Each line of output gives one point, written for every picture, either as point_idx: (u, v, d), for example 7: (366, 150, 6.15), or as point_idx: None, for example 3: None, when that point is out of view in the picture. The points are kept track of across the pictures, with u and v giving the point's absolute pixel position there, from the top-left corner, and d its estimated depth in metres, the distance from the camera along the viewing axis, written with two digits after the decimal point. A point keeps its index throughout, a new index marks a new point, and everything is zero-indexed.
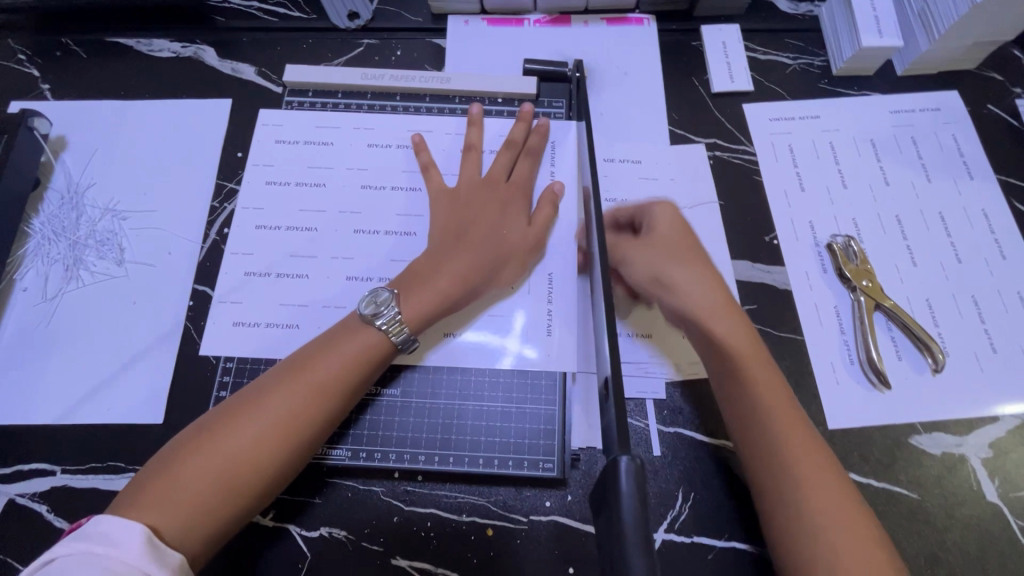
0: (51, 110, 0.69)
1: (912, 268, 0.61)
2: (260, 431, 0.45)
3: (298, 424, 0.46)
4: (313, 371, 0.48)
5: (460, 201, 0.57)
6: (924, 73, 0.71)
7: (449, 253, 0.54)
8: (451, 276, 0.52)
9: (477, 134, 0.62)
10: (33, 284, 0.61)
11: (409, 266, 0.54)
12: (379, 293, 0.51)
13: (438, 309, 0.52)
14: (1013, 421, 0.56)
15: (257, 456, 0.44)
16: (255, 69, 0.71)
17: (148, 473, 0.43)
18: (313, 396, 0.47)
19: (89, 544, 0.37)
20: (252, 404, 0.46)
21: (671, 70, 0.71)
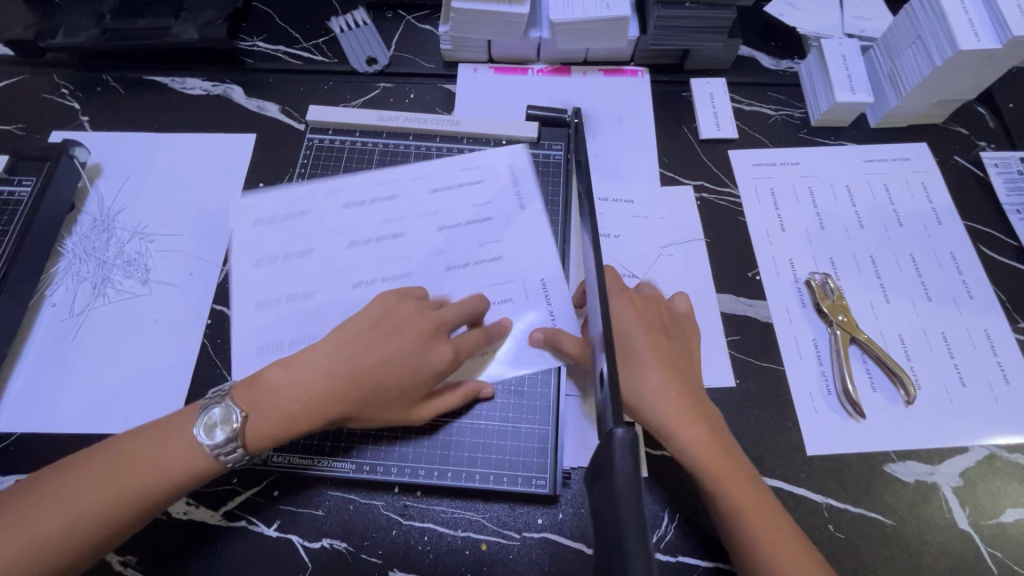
0: (89, 140, 0.74)
1: (885, 305, 0.66)
2: (72, 519, 0.45)
3: (109, 521, 0.46)
4: (136, 467, 0.47)
5: (374, 318, 0.53)
6: (895, 126, 0.77)
7: (320, 369, 0.50)
8: (303, 404, 0.49)
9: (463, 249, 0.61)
10: (62, 301, 0.65)
11: (258, 379, 0.51)
12: (230, 409, 0.49)
13: (280, 434, 0.49)
14: (983, 451, 0.59)
15: (45, 542, 0.44)
16: (279, 108, 0.77)
17: None
18: (121, 493, 0.46)
19: None
20: (81, 490, 0.46)
21: (662, 117, 0.77)
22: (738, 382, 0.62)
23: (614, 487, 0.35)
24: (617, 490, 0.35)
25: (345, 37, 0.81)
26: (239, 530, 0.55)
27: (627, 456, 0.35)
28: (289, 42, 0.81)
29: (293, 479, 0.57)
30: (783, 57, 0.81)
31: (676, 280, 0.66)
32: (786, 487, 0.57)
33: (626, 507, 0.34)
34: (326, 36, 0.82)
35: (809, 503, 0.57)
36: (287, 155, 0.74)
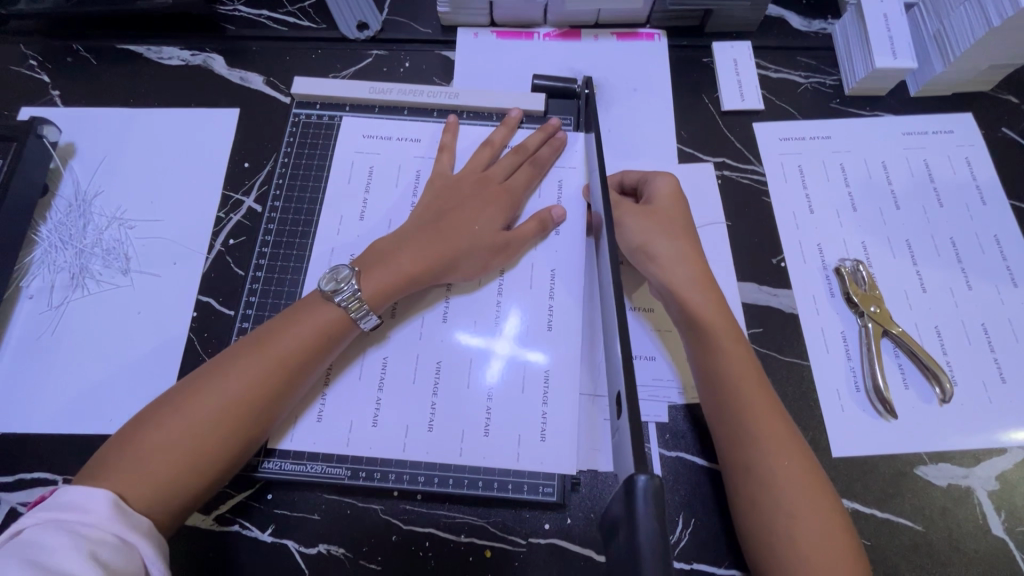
0: (61, 116, 0.69)
1: (921, 294, 0.60)
2: (224, 399, 0.46)
3: (261, 395, 0.47)
4: (282, 339, 0.49)
5: (451, 189, 0.59)
6: (938, 95, 0.70)
7: (412, 236, 0.55)
8: (412, 257, 0.54)
9: (504, 134, 0.62)
10: (40, 292, 0.61)
11: (372, 247, 0.55)
12: (340, 271, 0.52)
13: (398, 286, 0.53)
14: (1022, 453, 0.55)
15: (215, 424, 0.45)
16: (264, 79, 0.71)
17: (111, 445, 0.44)
18: (274, 368, 0.48)
19: (54, 513, 0.38)
20: (220, 375, 0.47)
21: (681, 87, 0.71)
22: None
23: (638, 549, 0.31)
24: (641, 557, 0.30)
25: None
26: (232, 535, 0.53)
27: (651, 512, 0.31)
28: (272, 5, 0.75)
29: (286, 483, 0.54)
30: (815, 17, 0.74)
31: None
32: None
33: (651, 575, 0.30)
34: None
35: None
36: (273, 131, 0.68)
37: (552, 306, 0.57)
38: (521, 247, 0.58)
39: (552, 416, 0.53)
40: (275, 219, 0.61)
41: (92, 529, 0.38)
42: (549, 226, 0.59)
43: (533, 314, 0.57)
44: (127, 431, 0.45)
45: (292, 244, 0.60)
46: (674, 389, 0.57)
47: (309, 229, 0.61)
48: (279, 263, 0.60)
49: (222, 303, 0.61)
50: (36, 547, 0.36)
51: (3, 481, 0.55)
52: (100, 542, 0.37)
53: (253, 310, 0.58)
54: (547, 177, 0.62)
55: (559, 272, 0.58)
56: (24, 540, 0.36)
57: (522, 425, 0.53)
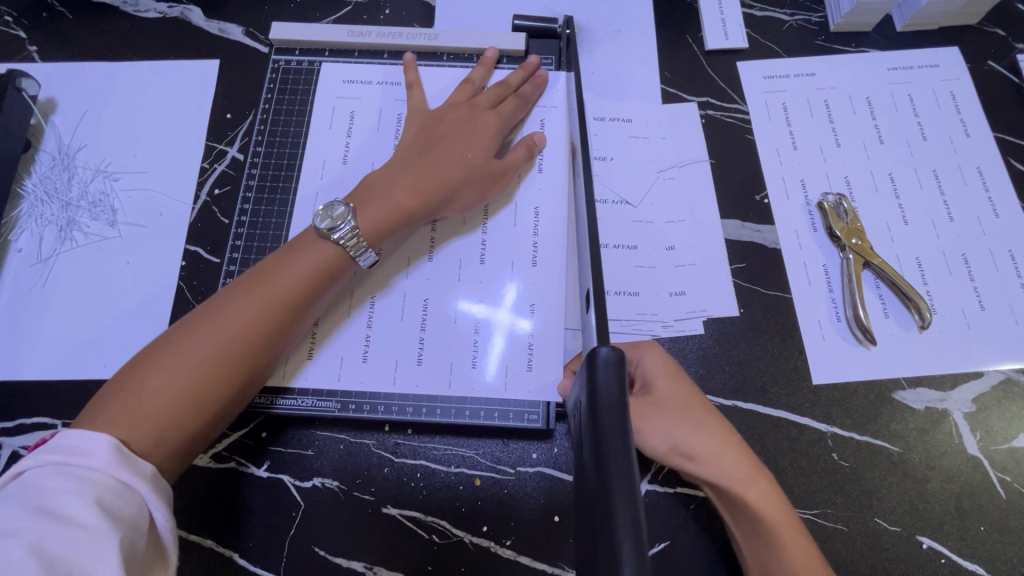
0: (39, 71, 0.68)
1: (904, 227, 0.61)
2: (222, 342, 0.46)
3: (258, 337, 0.47)
4: (276, 281, 0.49)
5: (435, 124, 0.58)
6: (924, 28, 0.69)
7: (405, 170, 0.55)
8: (408, 191, 0.53)
9: (482, 73, 0.62)
10: (28, 246, 0.62)
11: (366, 182, 0.54)
12: (335, 208, 0.51)
13: (397, 221, 0.53)
14: (999, 377, 0.56)
15: (214, 369, 0.45)
16: (243, 29, 0.70)
17: (108, 389, 0.44)
18: (270, 310, 0.48)
19: (58, 455, 0.39)
20: (214, 317, 0.46)
21: (664, 27, 0.70)
22: (742, 312, 0.59)
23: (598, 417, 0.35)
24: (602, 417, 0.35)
25: None
26: (229, 471, 0.54)
27: (610, 376, 0.37)
28: None
29: (279, 420, 0.56)
30: None
31: (678, 204, 0.62)
32: (789, 417, 0.55)
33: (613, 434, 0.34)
34: None
35: (812, 433, 0.55)
36: (254, 82, 0.68)
37: (536, 243, 0.58)
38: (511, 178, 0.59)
39: (539, 345, 0.55)
40: (259, 164, 0.62)
41: (95, 474, 0.38)
42: (535, 152, 0.60)
43: (519, 250, 0.58)
44: (120, 377, 0.44)
45: (276, 190, 0.61)
46: (657, 323, 0.58)
47: (292, 174, 0.61)
48: (264, 209, 0.60)
49: (209, 251, 0.61)
50: (43, 493, 0.37)
51: (4, 426, 0.56)
52: (104, 489, 0.38)
53: (239, 255, 0.59)
54: (529, 115, 0.62)
55: (543, 210, 0.59)
56: (33, 484, 0.37)
57: (511, 357, 0.55)
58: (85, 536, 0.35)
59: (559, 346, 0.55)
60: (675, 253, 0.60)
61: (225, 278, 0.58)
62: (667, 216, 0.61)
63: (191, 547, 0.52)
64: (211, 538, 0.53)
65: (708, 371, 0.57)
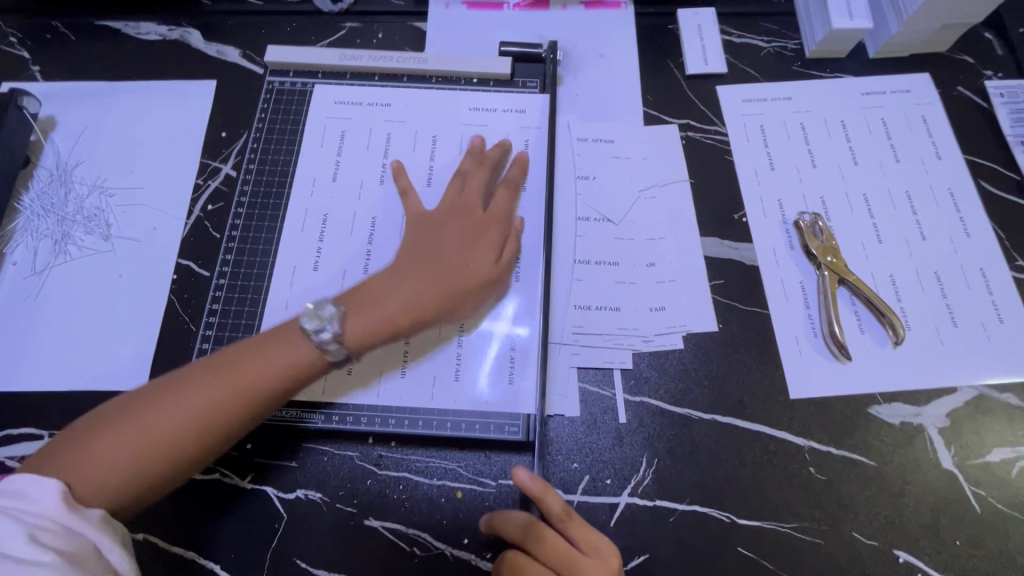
0: (41, 90, 0.71)
1: (877, 245, 0.63)
2: (187, 418, 0.43)
3: (226, 419, 0.44)
4: (256, 366, 0.46)
5: (429, 222, 0.56)
6: (896, 55, 0.72)
7: (400, 272, 0.52)
8: (403, 301, 0.50)
9: (466, 161, 0.61)
10: (23, 259, 0.63)
11: (359, 287, 0.51)
12: (324, 309, 0.48)
13: (386, 333, 0.50)
14: (972, 392, 0.57)
15: (175, 444, 0.43)
16: (240, 51, 0.73)
17: (65, 438, 0.42)
18: (241, 392, 0.45)
19: (0, 501, 0.37)
20: (188, 385, 0.44)
21: (646, 52, 0.73)
22: (721, 327, 0.60)
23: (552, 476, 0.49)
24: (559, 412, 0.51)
25: None
26: (213, 482, 0.55)
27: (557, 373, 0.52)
28: None
29: (263, 432, 0.56)
30: None
31: (659, 223, 0.63)
32: (767, 432, 0.56)
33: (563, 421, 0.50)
34: None
35: (790, 447, 0.56)
36: (249, 101, 0.70)
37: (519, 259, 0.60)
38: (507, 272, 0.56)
39: (520, 358, 0.56)
40: (251, 181, 0.63)
41: (38, 516, 0.37)
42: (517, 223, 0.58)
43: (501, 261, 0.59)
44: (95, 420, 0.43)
45: (267, 206, 0.62)
46: (637, 338, 0.59)
47: (283, 190, 0.63)
48: (255, 224, 0.62)
49: (200, 265, 0.63)
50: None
51: None
52: (49, 528, 0.37)
53: (228, 268, 0.60)
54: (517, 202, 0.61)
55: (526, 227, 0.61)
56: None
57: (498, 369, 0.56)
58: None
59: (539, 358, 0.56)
60: (655, 270, 0.61)
61: (213, 291, 0.60)
62: (648, 234, 0.63)
63: (172, 559, 0.53)
64: (192, 550, 0.53)
65: (687, 385, 0.58)
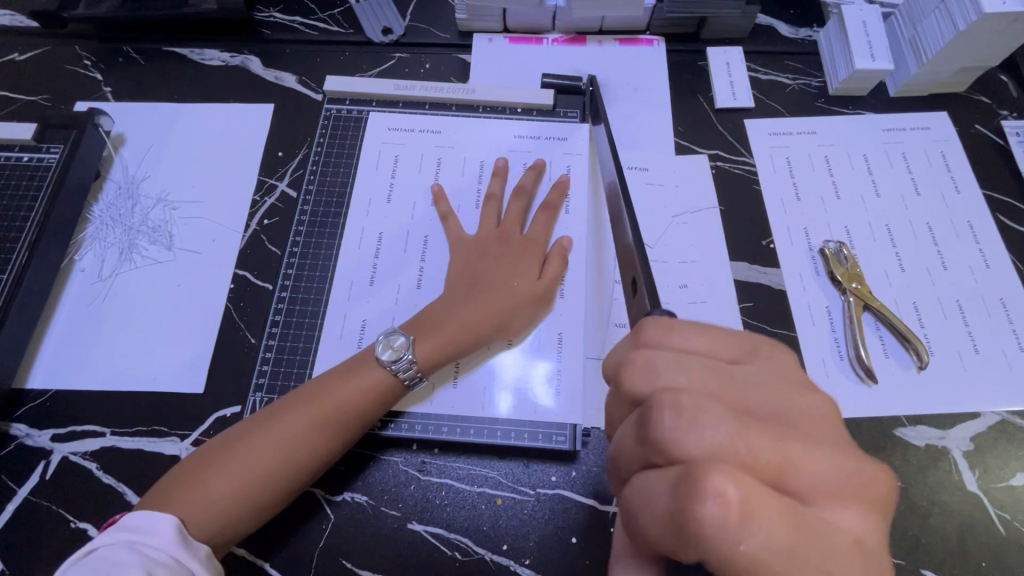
0: (112, 110, 0.76)
1: (901, 274, 0.65)
2: (275, 452, 0.50)
3: (309, 451, 0.51)
4: (332, 401, 0.52)
5: (478, 252, 0.62)
6: (915, 94, 0.76)
7: (460, 301, 0.58)
8: (464, 324, 0.56)
9: (498, 185, 0.66)
10: (91, 265, 0.67)
11: (422, 312, 0.58)
12: (395, 339, 0.55)
13: (453, 352, 0.56)
14: (995, 417, 0.59)
15: (269, 475, 0.49)
16: (296, 78, 0.78)
17: (176, 475, 0.50)
18: (322, 426, 0.51)
19: (125, 534, 0.44)
20: (273, 422, 0.51)
21: (678, 87, 0.77)
22: None
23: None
24: None
25: (360, 7, 0.81)
26: None
27: None
28: (305, 12, 0.82)
29: None
30: (802, 26, 0.80)
31: (690, 247, 0.67)
32: None
33: None
34: (342, 7, 0.82)
35: None
36: (305, 124, 0.75)
37: None
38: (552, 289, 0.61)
39: (565, 379, 0.59)
40: (309, 200, 0.68)
41: (160, 552, 0.43)
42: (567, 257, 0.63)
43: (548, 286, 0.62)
44: (190, 462, 0.50)
45: (324, 224, 0.67)
46: None
47: (341, 210, 0.67)
48: (313, 241, 0.66)
49: (256, 276, 0.67)
50: (115, 564, 0.41)
51: (57, 433, 0.60)
52: (166, 564, 0.43)
53: (290, 283, 0.64)
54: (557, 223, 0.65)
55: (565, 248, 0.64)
56: (103, 557, 0.41)
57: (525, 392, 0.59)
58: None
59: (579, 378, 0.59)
60: (687, 292, 0.64)
61: (276, 303, 0.63)
62: (680, 257, 0.66)
63: (224, 555, 0.55)
64: (244, 547, 0.55)
65: None
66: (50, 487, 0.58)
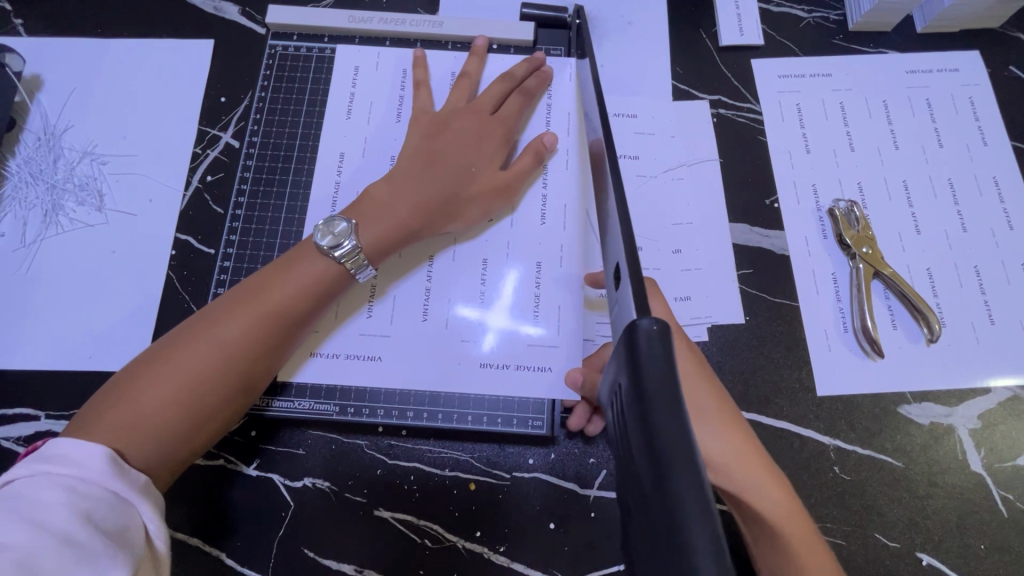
0: (25, 46, 0.66)
1: (915, 237, 0.59)
2: (219, 353, 0.44)
3: (257, 346, 0.46)
4: (270, 294, 0.47)
5: (437, 128, 0.56)
6: (945, 31, 0.67)
7: (408, 183, 0.53)
8: (412, 208, 0.52)
9: (475, 64, 0.60)
10: (11, 230, 0.60)
11: (364, 197, 0.53)
12: (336, 224, 0.50)
13: (399, 239, 0.52)
14: (1006, 393, 0.55)
15: (216, 377, 0.44)
16: (239, 8, 0.67)
17: (97, 400, 0.43)
18: (267, 321, 0.46)
19: (43, 464, 0.38)
20: (207, 324, 0.45)
21: (678, 21, 0.67)
22: (747, 319, 0.57)
23: (650, 396, 0.30)
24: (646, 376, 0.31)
25: None
26: (217, 469, 0.53)
27: (653, 346, 0.31)
28: None
29: (271, 421, 0.54)
30: None
31: (687, 207, 0.60)
32: (791, 429, 0.54)
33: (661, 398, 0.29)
34: None
35: (815, 445, 0.54)
36: (251, 64, 0.65)
37: (538, 246, 0.56)
38: (520, 186, 0.56)
39: (552, 354, 0.53)
40: (255, 154, 0.60)
41: (86, 485, 0.37)
42: (544, 157, 0.58)
43: (524, 228, 0.56)
44: (124, 379, 0.43)
45: (272, 182, 0.59)
46: None
47: (293, 164, 0.59)
48: (261, 201, 0.58)
49: (200, 241, 0.59)
50: (28, 504, 0.35)
51: None
52: (96, 499, 0.37)
53: (234, 251, 0.57)
54: (552, 158, 0.59)
55: (551, 199, 0.57)
56: (17, 493, 0.36)
57: (505, 366, 0.53)
58: (73, 556, 0.34)
59: (564, 324, 0.54)
60: (680, 257, 0.58)
61: (219, 273, 0.56)
62: (674, 218, 0.59)
63: (176, 545, 0.51)
64: (197, 536, 0.51)
65: None
66: None
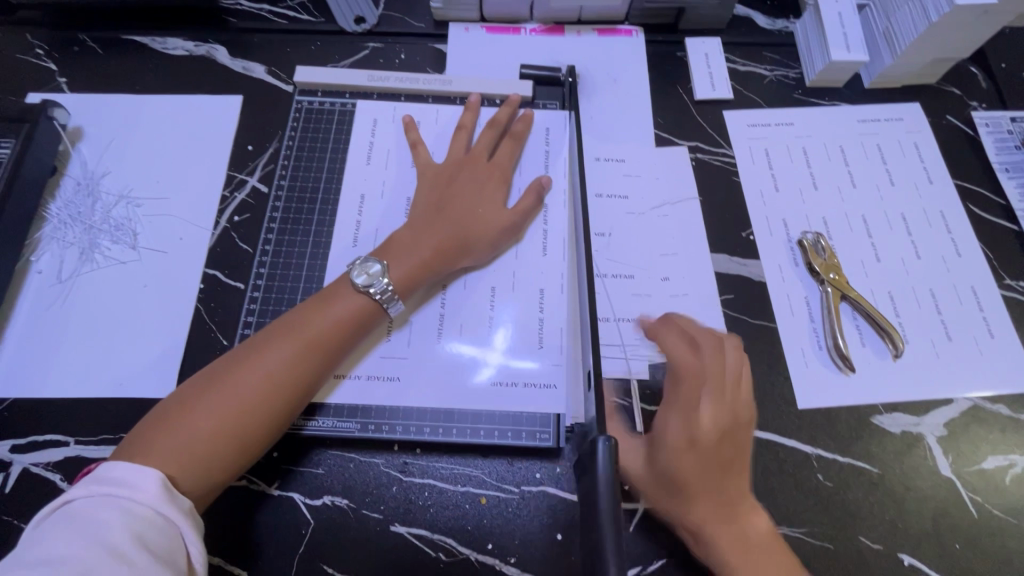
0: (68, 102, 0.72)
1: (876, 264, 0.66)
2: (264, 378, 0.49)
3: (298, 374, 0.50)
4: (310, 326, 0.52)
5: (445, 177, 0.63)
6: (889, 86, 0.77)
7: (428, 226, 0.59)
8: (433, 248, 0.58)
9: (470, 118, 0.67)
10: (49, 267, 0.64)
11: (388, 241, 0.58)
12: (371, 265, 0.55)
13: (424, 276, 0.57)
14: (967, 403, 0.61)
15: (260, 401, 0.48)
16: (265, 68, 0.75)
17: (149, 422, 0.47)
18: (306, 351, 0.51)
19: (102, 485, 0.41)
20: (253, 353, 0.50)
21: (657, 78, 0.76)
22: None
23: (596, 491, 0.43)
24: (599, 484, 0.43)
25: None
26: (240, 489, 0.56)
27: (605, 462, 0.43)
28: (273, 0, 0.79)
29: (291, 441, 0.57)
30: (779, 17, 0.81)
31: (672, 240, 0.66)
32: (777, 439, 0.59)
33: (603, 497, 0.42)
34: None
35: (799, 454, 0.58)
36: (275, 117, 0.72)
37: (538, 273, 0.62)
38: (525, 221, 0.63)
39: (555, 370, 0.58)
40: (282, 196, 0.65)
41: (141, 507, 0.40)
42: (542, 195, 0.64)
43: (526, 257, 0.63)
44: (177, 402, 0.47)
45: (298, 221, 0.64)
46: (653, 349, 0.61)
47: (316, 205, 0.65)
48: (287, 238, 0.64)
49: (227, 275, 0.64)
50: (91, 523, 0.38)
51: (16, 444, 0.57)
52: (148, 521, 0.40)
53: (262, 282, 0.62)
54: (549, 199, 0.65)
55: (550, 232, 0.64)
56: (77, 513, 0.39)
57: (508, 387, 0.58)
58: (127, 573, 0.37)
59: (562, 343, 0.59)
60: (669, 285, 0.64)
61: (248, 303, 0.61)
62: (662, 250, 0.66)
63: None
64: (220, 556, 0.53)
65: None
66: (10, 501, 0.55)
